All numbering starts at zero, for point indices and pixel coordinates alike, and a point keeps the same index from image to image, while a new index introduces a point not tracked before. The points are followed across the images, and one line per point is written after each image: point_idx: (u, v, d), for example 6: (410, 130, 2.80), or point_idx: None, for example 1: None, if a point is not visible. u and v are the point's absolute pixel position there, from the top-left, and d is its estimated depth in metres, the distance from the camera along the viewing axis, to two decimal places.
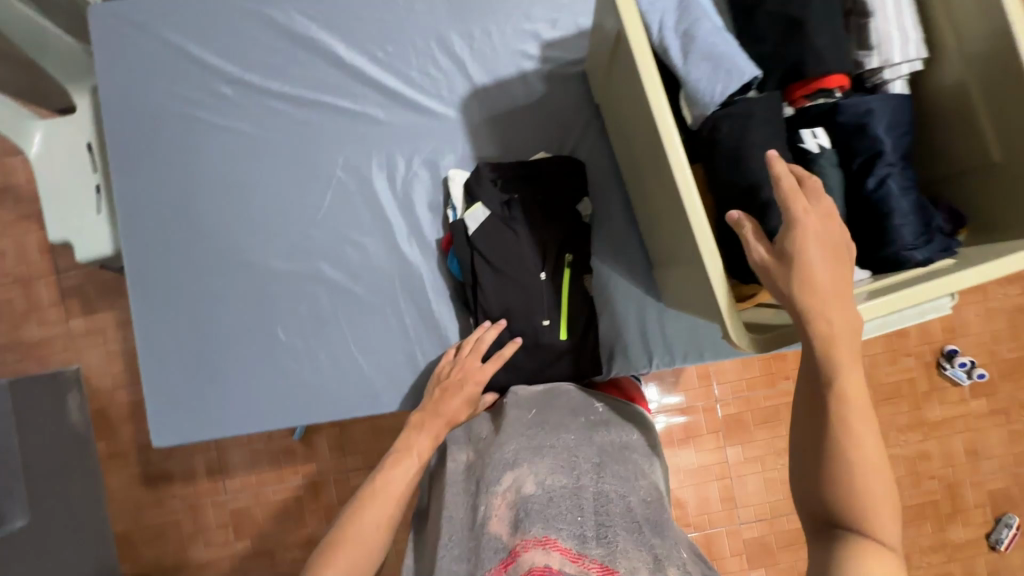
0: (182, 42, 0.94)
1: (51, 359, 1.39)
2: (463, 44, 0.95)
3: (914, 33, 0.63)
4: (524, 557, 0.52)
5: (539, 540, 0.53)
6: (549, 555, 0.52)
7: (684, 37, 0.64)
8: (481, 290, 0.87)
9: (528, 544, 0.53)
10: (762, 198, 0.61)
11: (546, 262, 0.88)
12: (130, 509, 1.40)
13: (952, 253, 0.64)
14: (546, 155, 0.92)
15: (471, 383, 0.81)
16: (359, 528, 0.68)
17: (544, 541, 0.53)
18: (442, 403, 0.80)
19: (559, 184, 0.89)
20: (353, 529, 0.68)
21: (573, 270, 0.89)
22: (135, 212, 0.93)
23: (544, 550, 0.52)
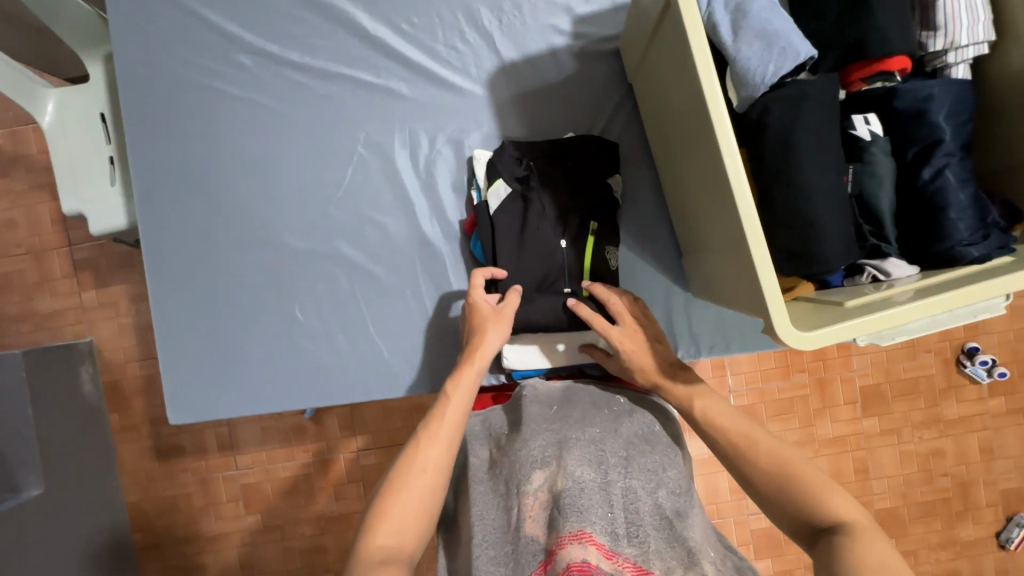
0: (198, 8, 0.91)
1: (64, 331, 1.38)
2: (490, 16, 0.90)
3: (984, 13, 0.59)
4: (562, 553, 0.51)
5: (575, 535, 0.52)
6: (586, 550, 0.50)
7: (735, 12, 0.60)
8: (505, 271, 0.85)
9: (564, 539, 0.52)
10: (811, 188, 0.58)
11: (567, 230, 0.87)
12: (142, 480, 1.41)
13: (1010, 251, 0.60)
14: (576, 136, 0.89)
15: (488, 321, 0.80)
16: (407, 480, 0.66)
17: (580, 535, 0.52)
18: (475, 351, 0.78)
19: (586, 163, 0.87)
20: (402, 483, 0.66)
21: (597, 239, 0.87)
22: (150, 184, 0.90)
23: (580, 544, 0.51)
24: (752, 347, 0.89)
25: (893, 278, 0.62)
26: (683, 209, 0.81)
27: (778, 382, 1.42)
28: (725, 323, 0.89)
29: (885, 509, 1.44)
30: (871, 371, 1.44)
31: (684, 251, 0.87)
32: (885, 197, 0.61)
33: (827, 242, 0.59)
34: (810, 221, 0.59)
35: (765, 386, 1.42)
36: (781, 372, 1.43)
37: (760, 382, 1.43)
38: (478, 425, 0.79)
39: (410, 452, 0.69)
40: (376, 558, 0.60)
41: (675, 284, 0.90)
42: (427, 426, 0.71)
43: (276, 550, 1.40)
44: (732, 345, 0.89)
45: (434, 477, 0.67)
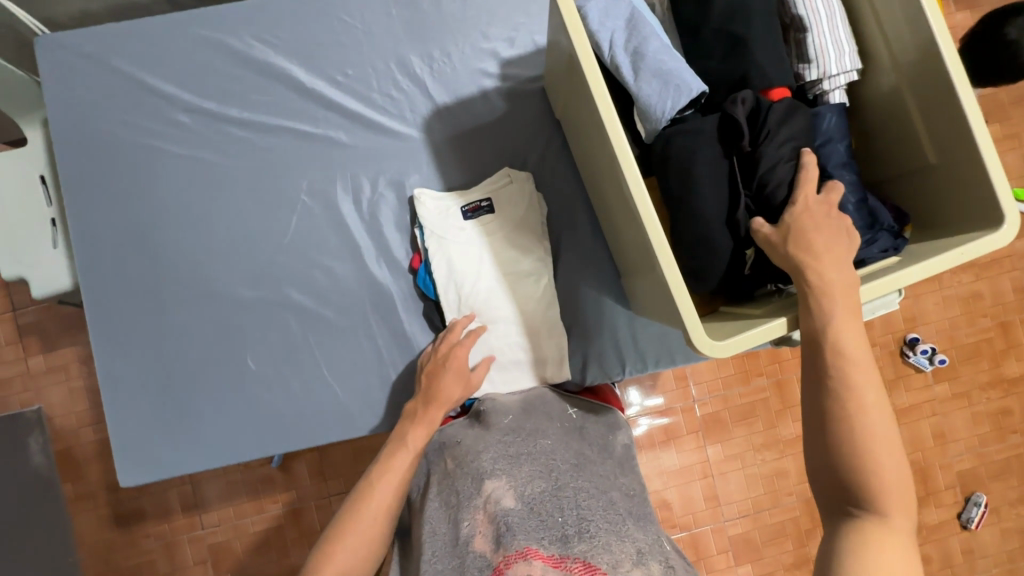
0: (136, 72, 0.93)
1: (10, 401, 1.33)
2: (423, 65, 0.95)
3: (848, 46, 0.66)
4: None
5: (520, 552, 0.53)
6: (531, 565, 0.52)
7: (634, 55, 0.66)
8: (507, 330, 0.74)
9: (511, 559, 0.53)
10: (710, 209, 0.64)
11: None
12: (102, 551, 1.34)
13: (898, 251, 0.66)
14: (508, 171, 0.93)
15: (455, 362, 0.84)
16: (357, 518, 0.70)
17: (525, 552, 0.53)
18: (436, 387, 0.82)
19: (531, 221, 0.92)
20: (354, 519, 0.70)
21: None
22: (94, 247, 0.91)
23: (525, 561, 0.52)
24: (696, 357, 0.93)
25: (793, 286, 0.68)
26: (616, 233, 0.85)
27: (738, 388, 1.48)
28: (669, 336, 0.93)
29: None
30: None
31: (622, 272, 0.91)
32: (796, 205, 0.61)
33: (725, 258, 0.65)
34: (711, 242, 0.65)
35: (727, 393, 1.47)
36: (740, 378, 1.48)
37: (722, 389, 1.47)
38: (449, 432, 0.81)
39: (372, 490, 0.72)
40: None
41: (618, 303, 0.93)
42: (384, 467, 0.74)
43: None
44: (678, 356, 0.93)
45: (383, 519, 0.71)
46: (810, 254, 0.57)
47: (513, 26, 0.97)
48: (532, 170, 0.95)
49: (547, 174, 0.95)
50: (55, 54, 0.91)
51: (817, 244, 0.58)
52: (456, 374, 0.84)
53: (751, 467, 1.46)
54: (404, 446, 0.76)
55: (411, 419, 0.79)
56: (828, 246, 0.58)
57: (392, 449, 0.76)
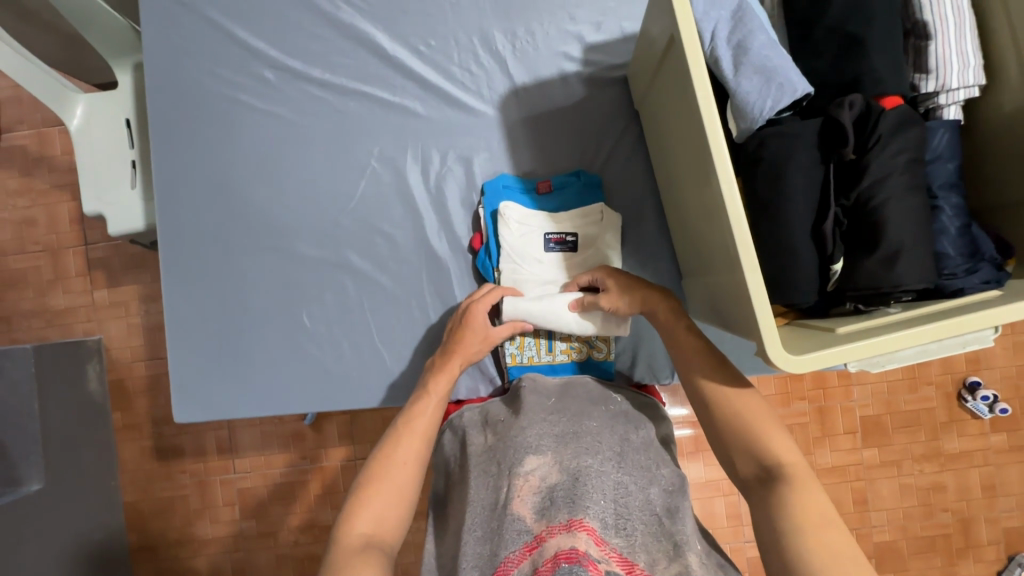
0: (228, 25, 0.95)
1: (75, 328, 1.41)
2: (506, 42, 0.94)
3: (975, 59, 0.61)
4: (550, 542, 0.52)
5: (565, 525, 0.53)
6: (575, 538, 0.51)
7: (738, 48, 0.63)
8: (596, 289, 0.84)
9: (554, 529, 0.53)
10: (794, 218, 0.62)
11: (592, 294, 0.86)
12: (140, 480, 1.42)
13: (999, 284, 0.62)
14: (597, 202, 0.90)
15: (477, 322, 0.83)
16: (394, 452, 0.71)
17: (569, 524, 0.53)
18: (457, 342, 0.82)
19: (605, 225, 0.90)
20: (388, 458, 0.71)
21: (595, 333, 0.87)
22: (171, 189, 0.94)
23: (569, 533, 0.52)
24: (750, 370, 0.90)
25: (873, 308, 0.64)
26: (685, 233, 0.83)
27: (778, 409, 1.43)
28: (724, 347, 0.90)
29: (883, 542, 1.43)
30: (871, 402, 1.44)
31: (685, 273, 0.89)
32: (893, 221, 0.58)
33: (805, 271, 0.63)
34: (796, 252, 0.62)
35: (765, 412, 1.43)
36: (781, 399, 1.43)
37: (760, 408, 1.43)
38: (470, 416, 0.80)
39: (403, 429, 0.74)
40: (355, 544, 0.63)
41: (675, 305, 0.92)
42: (406, 425, 0.74)
43: (269, 556, 1.40)
44: None
45: (422, 443, 0.73)
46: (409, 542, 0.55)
47: (601, 10, 0.94)
48: (603, 160, 0.93)
49: (618, 166, 0.94)
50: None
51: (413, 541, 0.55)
52: (477, 333, 0.83)
53: None
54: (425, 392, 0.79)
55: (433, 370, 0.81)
56: None
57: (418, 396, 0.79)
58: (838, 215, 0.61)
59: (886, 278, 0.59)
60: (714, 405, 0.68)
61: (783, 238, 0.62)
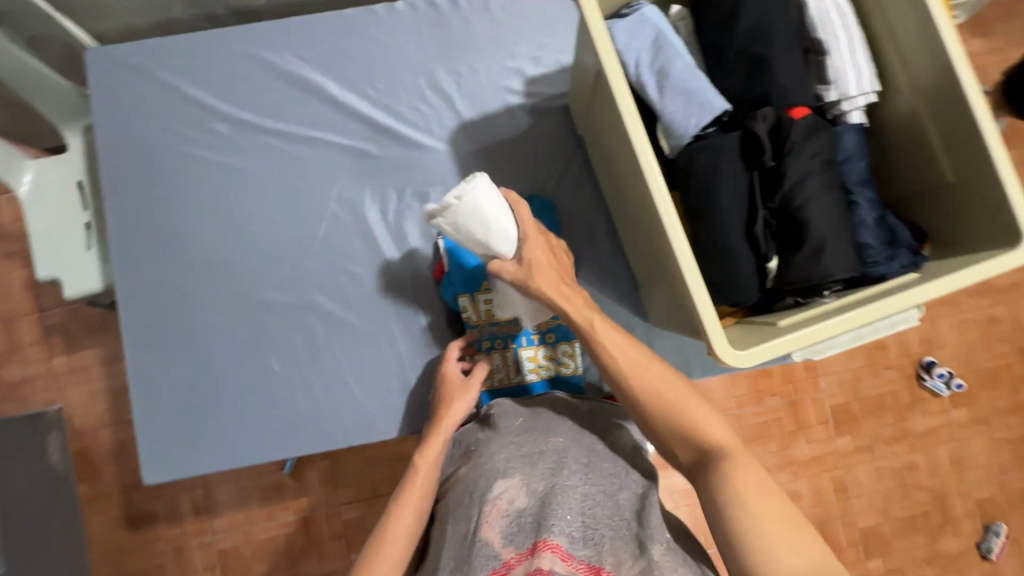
0: (178, 84, 0.97)
1: (33, 399, 1.36)
2: (450, 81, 0.99)
3: (867, 69, 0.68)
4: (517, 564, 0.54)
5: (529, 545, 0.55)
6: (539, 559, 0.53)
7: (659, 74, 0.69)
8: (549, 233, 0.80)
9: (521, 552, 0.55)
10: (727, 221, 0.66)
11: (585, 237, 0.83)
12: (113, 552, 1.35)
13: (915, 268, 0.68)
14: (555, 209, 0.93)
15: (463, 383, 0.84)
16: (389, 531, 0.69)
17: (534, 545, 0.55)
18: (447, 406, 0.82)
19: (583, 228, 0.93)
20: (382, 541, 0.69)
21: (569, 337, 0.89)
22: (130, 248, 0.94)
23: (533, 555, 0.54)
24: (713, 371, 0.94)
25: (810, 299, 0.69)
26: (636, 245, 0.88)
27: (752, 407, 1.47)
28: (687, 350, 0.94)
29: (867, 527, 1.47)
30: (837, 390, 1.50)
31: (641, 284, 0.93)
32: (815, 219, 0.63)
33: (744, 271, 0.67)
34: (733, 255, 0.67)
35: (740, 412, 1.47)
36: (753, 397, 1.48)
37: (735, 408, 1.47)
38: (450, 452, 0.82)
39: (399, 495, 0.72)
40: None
41: (636, 315, 0.95)
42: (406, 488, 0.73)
43: None
44: (694, 370, 0.94)
45: (419, 502, 0.72)
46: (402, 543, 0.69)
47: (538, 46, 1.00)
48: (554, 184, 0.98)
49: (568, 188, 0.98)
50: (100, 65, 0.96)
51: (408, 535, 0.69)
52: (460, 391, 0.84)
53: None
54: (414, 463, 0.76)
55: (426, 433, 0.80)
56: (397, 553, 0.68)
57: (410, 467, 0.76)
58: (767, 217, 0.66)
59: (816, 271, 0.63)
60: (647, 393, 0.67)
61: (721, 242, 0.67)
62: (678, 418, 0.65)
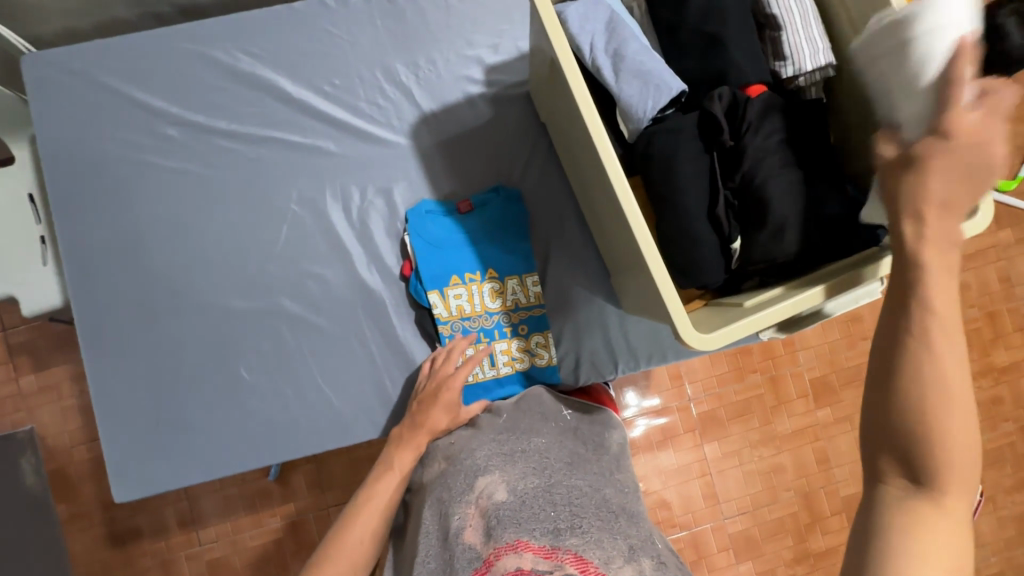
0: (125, 88, 0.93)
1: (2, 422, 1.32)
2: (409, 72, 0.97)
3: (822, 43, 0.67)
4: (499, 563, 0.52)
5: (511, 544, 0.54)
6: (521, 557, 0.52)
7: (614, 56, 0.68)
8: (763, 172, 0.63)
9: (501, 551, 0.53)
10: (687, 204, 0.66)
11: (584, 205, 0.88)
12: (98, 571, 1.33)
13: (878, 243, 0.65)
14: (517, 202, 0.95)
15: (447, 391, 0.83)
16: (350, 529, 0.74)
17: (515, 544, 0.53)
18: (422, 414, 0.81)
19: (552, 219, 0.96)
20: (346, 538, 0.73)
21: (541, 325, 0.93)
22: (83, 260, 0.90)
23: (516, 553, 0.52)
24: (687, 354, 0.94)
25: (776, 278, 0.69)
26: (603, 232, 0.87)
27: (733, 385, 1.49)
28: (661, 335, 0.94)
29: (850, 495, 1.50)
30: (815, 364, 1.52)
31: (611, 270, 0.92)
32: (775, 197, 0.62)
33: (707, 253, 0.67)
34: (696, 239, 0.66)
35: (722, 390, 1.48)
36: (734, 375, 1.49)
37: (717, 387, 1.49)
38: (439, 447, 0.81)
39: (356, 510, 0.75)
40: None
41: (608, 302, 0.95)
42: (364, 502, 0.76)
43: None
44: (669, 353, 0.94)
45: (374, 520, 0.75)
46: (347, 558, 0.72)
47: (497, 32, 0.98)
48: (520, 173, 0.97)
49: (534, 177, 0.97)
50: (39, 71, 0.91)
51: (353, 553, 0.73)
52: (445, 407, 0.82)
53: (748, 464, 1.48)
54: (382, 463, 0.79)
55: (397, 443, 0.80)
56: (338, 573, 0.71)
57: (380, 468, 0.79)
58: (728, 198, 0.66)
59: (778, 250, 0.63)
60: (932, 372, 0.50)
61: (684, 226, 0.66)
62: (942, 372, 0.50)
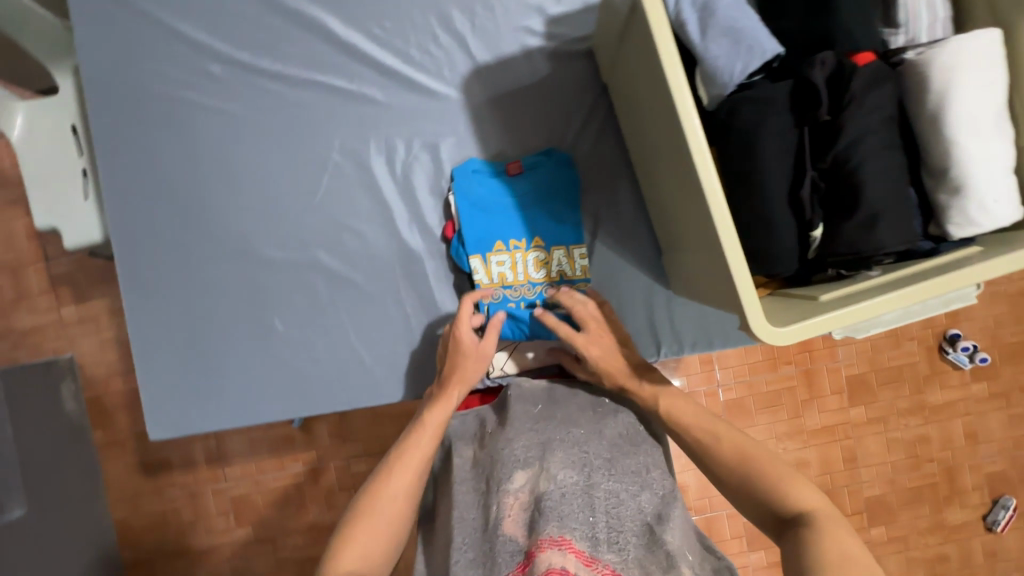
0: (169, 19, 0.89)
1: (44, 348, 1.35)
2: (464, 19, 0.90)
3: (944, 12, 0.60)
4: (541, 557, 0.51)
5: (554, 540, 0.52)
6: (565, 557, 0.51)
7: (702, 11, 0.61)
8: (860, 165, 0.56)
9: (544, 544, 0.52)
10: (764, 183, 0.60)
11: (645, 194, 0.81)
12: (129, 497, 1.38)
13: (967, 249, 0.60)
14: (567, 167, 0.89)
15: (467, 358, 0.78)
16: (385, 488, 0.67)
17: (559, 541, 0.52)
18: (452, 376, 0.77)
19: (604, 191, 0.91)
20: (382, 493, 0.67)
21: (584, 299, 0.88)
22: (124, 197, 0.89)
23: (559, 551, 0.51)
24: (736, 342, 0.89)
25: (855, 272, 0.63)
26: (661, 208, 0.81)
27: (766, 374, 1.43)
28: (708, 320, 0.89)
29: (874, 497, 1.45)
30: (855, 360, 1.45)
31: (664, 248, 0.87)
32: (872, 183, 0.56)
33: (784, 239, 0.61)
34: (773, 223, 0.60)
35: (753, 379, 1.43)
36: (768, 364, 1.44)
37: (748, 375, 1.43)
38: (460, 425, 0.78)
39: (390, 466, 0.69)
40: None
41: (655, 282, 0.90)
42: (400, 455, 0.70)
43: (269, 562, 1.38)
44: (715, 341, 0.89)
45: (410, 481, 0.68)
46: (378, 516, 0.65)
47: None
48: (573, 137, 0.91)
49: (588, 143, 0.91)
50: None
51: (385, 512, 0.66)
52: (471, 361, 0.78)
53: None
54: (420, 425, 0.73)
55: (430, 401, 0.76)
56: (370, 535, 0.64)
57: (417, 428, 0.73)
58: (816, 179, 0.59)
59: (867, 242, 0.57)
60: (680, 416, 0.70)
61: (760, 209, 0.61)
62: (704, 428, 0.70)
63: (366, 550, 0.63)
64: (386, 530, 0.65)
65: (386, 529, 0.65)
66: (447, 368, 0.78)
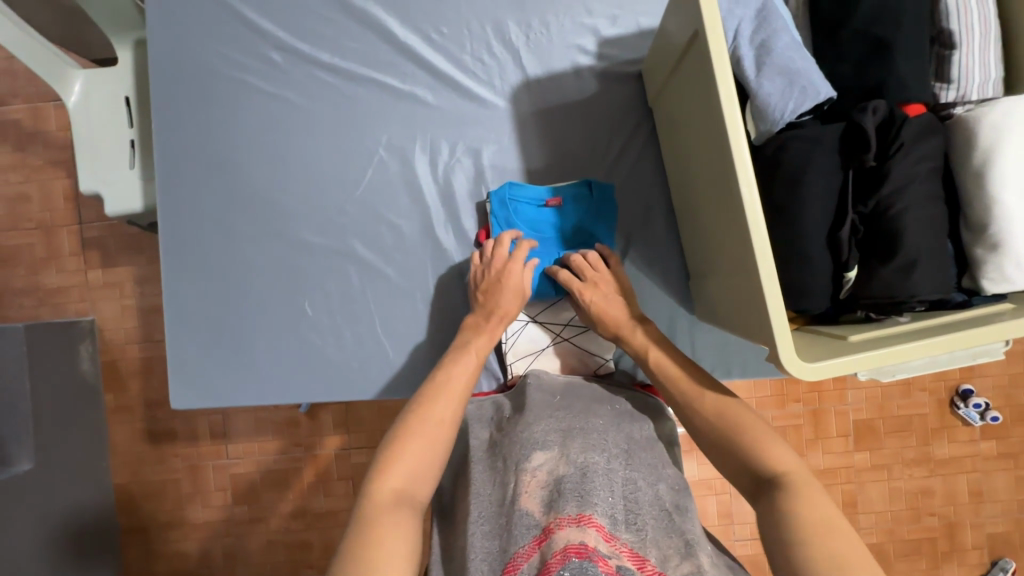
0: (237, 5, 0.93)
1: (67, 308, 1.39)
2: (519, 32, 0.93)
3: (994, 73, 0.62)
4: (558, 534, 0.51)
5: (574, 518, 0.52)
6: (584, 532, 0.50)
7: (760, 48, 0.63)
8: (902, 213, 0.57)
9: (562, 522, 0.52)
10: (806, 222, 0.61)
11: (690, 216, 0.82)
12: (132, 463, 1.40)
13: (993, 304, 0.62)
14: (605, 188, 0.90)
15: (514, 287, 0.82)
16: (429, 409, 0.69)
17: (579, 518, 0.52)
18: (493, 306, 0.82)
19: (639, 212, 0.92)
20: (425, 415, 0.68)
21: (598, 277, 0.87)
22: (172, 172, 0.92)
23: (579, 527, 0.51)
24: (754, 373, 0.90)
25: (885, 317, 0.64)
26: (695, 235, 0.83)
27: (773, 410, 1.43)
28: (729, 349, 0.90)
29: (870, 544, 1.44)
30: (864, 405, 1.45)
31: (692, 274, 0.89)
32: (912, 230, 0.57)
33: (818, 277, 0.62)
34: (811, 260, 0.61)
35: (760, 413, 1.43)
36: (776, 400, 1.44)
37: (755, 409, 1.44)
38: (477, 409, 0.81)
39: (433, 389, 0.71)
40: (389, 499, 0.60)
41: (680, 305, 0.91)
42: (444, 380, 0.73)
43: (261, 542, 1.40)
44: (734, 370, 0.90)
45: (456, 403, 0.71)
46: (425, 427, 0.67)
47: (617, 4, 0.93)
48: (614, 155, 0.92)
49: (628, 163, 0.93)
50: None
51: (432, 427, 0.67)
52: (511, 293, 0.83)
53: None
54: (457, 352, 0.78)
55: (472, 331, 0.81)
56: (418, 447, 0.65)
57: (457, 353, 0.78)
58: (855, 222, 0.60)
59: (902, 288, 0.58)
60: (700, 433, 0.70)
61: (799, 245, 0.62)
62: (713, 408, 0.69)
63: (416, 463, 0.64)
64: (437, 445, 0.66)
65: (439, 439, 0.67)
66: (495, 305, 0.82)
